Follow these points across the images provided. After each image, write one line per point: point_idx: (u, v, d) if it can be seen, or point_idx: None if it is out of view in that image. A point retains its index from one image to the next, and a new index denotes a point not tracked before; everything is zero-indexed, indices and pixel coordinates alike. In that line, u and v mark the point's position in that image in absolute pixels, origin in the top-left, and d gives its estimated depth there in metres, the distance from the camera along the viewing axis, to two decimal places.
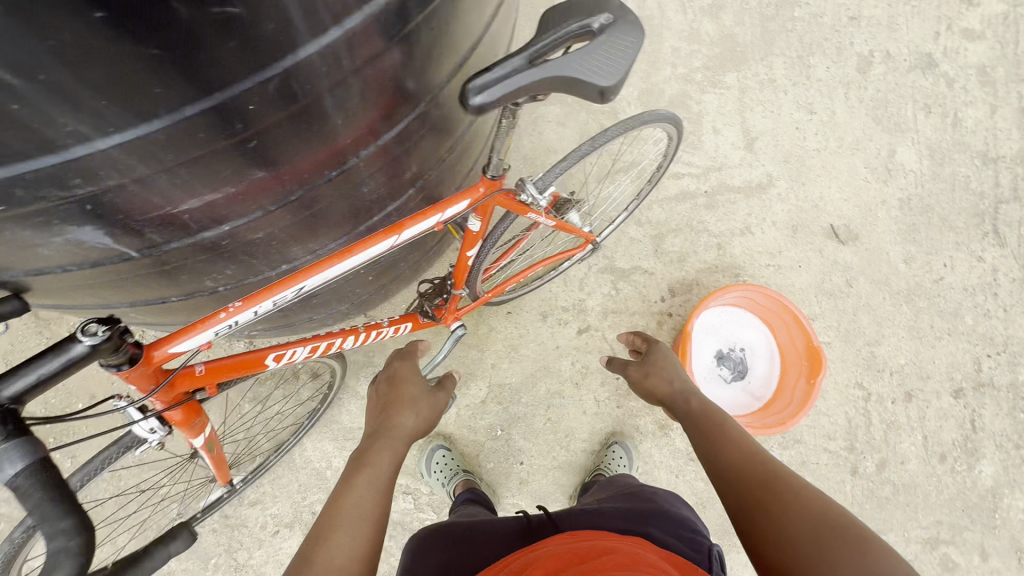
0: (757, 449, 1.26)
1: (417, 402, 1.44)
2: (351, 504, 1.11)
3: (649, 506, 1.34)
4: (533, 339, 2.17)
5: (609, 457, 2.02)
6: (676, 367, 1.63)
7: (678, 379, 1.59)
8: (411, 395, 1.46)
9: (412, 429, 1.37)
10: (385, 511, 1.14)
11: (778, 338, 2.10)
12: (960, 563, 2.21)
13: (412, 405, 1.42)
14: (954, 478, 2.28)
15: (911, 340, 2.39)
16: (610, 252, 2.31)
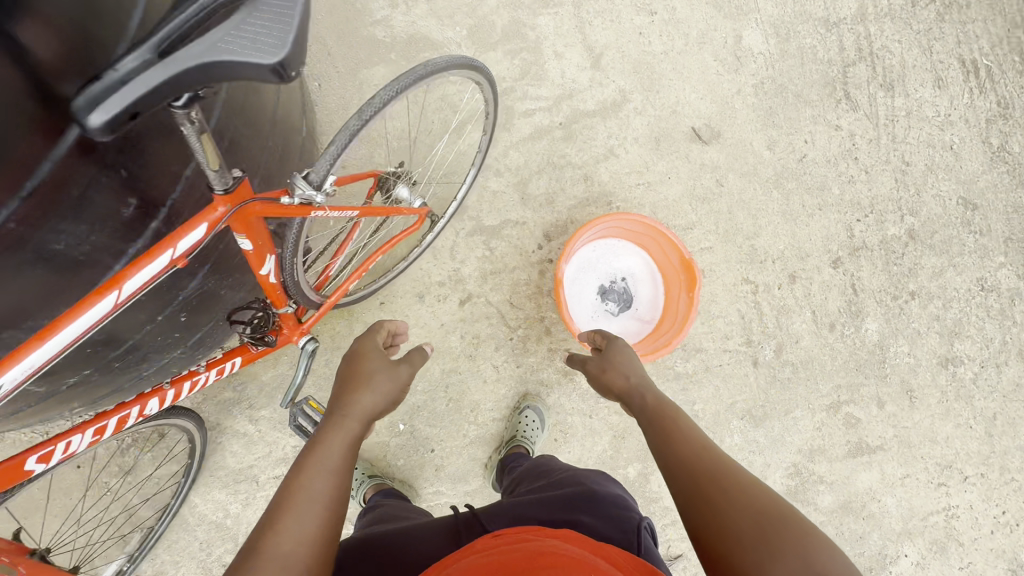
0: (707, 444, 1.30)
1: (387, 376, 1.29)
2: (302, 490, 1.04)
3: (576, 490, 1.28)
4: (415, 323, 2.06)
5: (522, 423, 2.00)
6: (632, 359, 1.64)
7: (634, 371, 1.59)
8: (379, 367, 1.30)
9: (374, 407, 1.23)
10: (340, 497, 1.07)
11: (656, 258, 2.07)
12: (861, 417, 2.37)
13: (380, 378, 1.28)
14: (845, 343, 2.40)
15: (786, 223, 2.43)
16: (475, 212, 2.18)
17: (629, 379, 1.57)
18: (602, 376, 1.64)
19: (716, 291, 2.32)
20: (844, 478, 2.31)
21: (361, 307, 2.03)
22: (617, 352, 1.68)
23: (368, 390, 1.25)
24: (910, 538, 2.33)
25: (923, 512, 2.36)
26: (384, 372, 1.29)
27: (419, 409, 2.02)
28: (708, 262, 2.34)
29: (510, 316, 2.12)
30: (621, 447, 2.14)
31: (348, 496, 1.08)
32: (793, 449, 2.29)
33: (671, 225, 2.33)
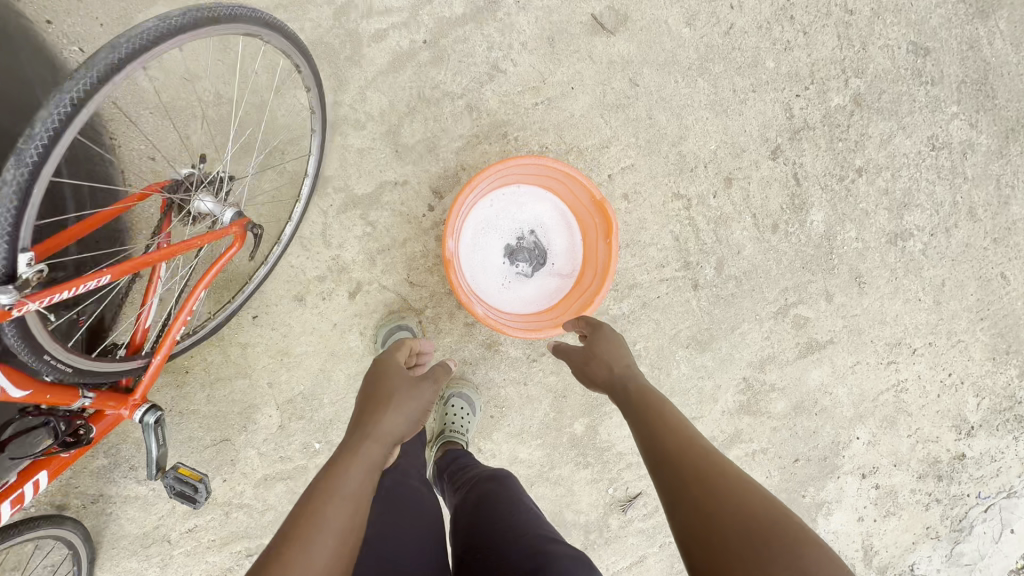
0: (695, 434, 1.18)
1: (415, 403, 1.25)
2: (318, 510, 0.97)
3: None
4: (302, 331, 1.75)
5: (451, 413, 1.82)
6: (618, 348, 1.46)
7: (619, 361, 1.43)
8: (404, 391, 1.25)
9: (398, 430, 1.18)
10: (359, 522, 1.00)
11: (569, 200, 1.75)
12: (810, 315, 2.24)
13: (404, 401, 1.23)
14: (790, 241, 2.19)
15: (717, 116, 2.06)
16: (342, 180, 1.77)
17: (611, 370, 1.40)
18: (585, 367, 1.47)
19: (644, 215, 2.02)
20: (796, 380, 2.25)
21: (232, 327, 1.70)
22: (596, 342, 1.50)
23: (393, 413, 1.19)
24: (862, 421, 2.34)
25: (873, 394, 2.35)
26: (410, 398, 1.24)
27: (332, 423, 1.78)
28: (633, 182, 2.00)
29: (413, 297, 1.82)
30: (564, 407, 1.99)
31: (364, 526, 1.01)
32: (742, 365, 2.18)
33: (584, 147, 1.95)
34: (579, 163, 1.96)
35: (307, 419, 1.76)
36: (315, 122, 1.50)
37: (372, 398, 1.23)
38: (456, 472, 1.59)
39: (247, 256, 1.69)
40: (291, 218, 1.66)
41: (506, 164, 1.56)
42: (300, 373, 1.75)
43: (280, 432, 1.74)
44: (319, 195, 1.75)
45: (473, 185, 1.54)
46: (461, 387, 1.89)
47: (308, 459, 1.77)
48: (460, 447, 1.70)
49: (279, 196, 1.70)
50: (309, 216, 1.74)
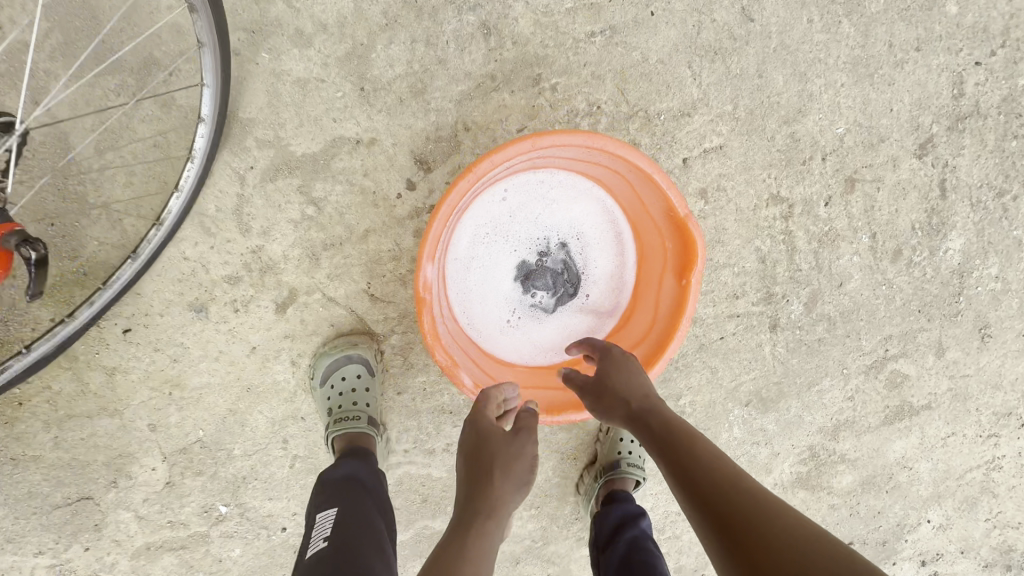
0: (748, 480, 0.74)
1: (531, 450, 0.90)
2: None
3: None
4: (202, 355, 1.17)
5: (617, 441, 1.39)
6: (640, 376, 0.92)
7: (640, 391, 0.90)
8: (514, 442, 0.90)
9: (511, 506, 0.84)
10: None
11: (628, 204, 1.13)
12: (911, 373, 1.68)
13: (518, 455, 0.88)
14: (910, 275, 1.56)
15: (856, 83, 1.37)
16: (271, 130, 1.11)
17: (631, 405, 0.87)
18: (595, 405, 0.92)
19: (725, 223, 1.39)
20: (872, 451, 1.72)
21: (93, 343, 1.12)
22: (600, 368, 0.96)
23: (505, 478, 0.86)
24: (938, 502, 1.83)
25: (960, 472, 1.81)
26: (525, 445, 0.89)
27: (247, 481, 1.26)
28: (717, 173, 1.34)
29: (374, 317, 1.23)
30: (571, 473, 1.47)
31: None
32: (811, 430, 1.64)
33: (655, 112, 1.27)
34: (643, 137, 1.28)
35: (210, 475, 1.23)
36: (198, 25, 0.85)
37: (482, 452, 0.89)
38: (604, 541, 1.18)
39: (112, 238, 1.07)
40: (180, 186, 1.03)
41: (539, 142, 0.94)
42: (199, 414, 1.20)
43: (169, 491, 1.22)
44: (232, 150, 1.10)
45: (477, 171, 0.92)
46: (434, 444, 1.34)
47: (210, 526, 1.26)
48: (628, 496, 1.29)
49: (164, 146, 1.05)
50: (215, 183, 1.10)
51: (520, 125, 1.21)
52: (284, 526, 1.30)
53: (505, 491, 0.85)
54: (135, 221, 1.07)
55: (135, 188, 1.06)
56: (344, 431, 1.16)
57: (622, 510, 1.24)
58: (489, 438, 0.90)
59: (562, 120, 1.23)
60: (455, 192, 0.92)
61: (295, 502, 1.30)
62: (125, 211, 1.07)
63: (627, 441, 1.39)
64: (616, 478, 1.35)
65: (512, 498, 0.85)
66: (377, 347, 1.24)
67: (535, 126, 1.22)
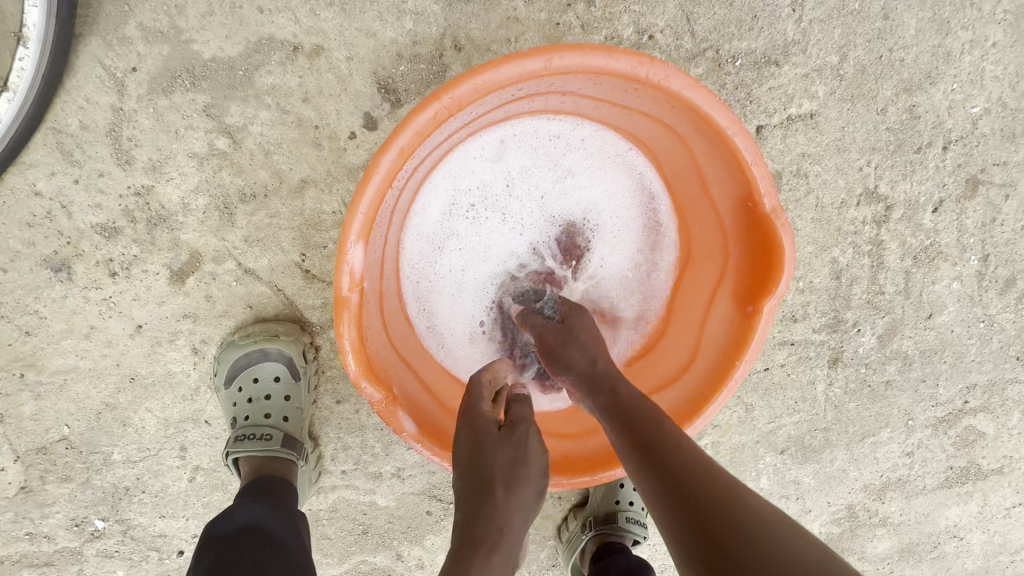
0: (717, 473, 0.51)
1: (540, 447, 0.62)
2: None
3: None
4: (65, 329, 0.85)
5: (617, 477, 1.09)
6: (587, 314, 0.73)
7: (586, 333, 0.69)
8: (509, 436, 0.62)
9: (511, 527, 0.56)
10: None
11: (676, 181, 0.77)
12: (988, 432, 1.30)
13: (523, 457, 0.60)
14: (1020, 312, 1.19)
15: (1014, 45, 0.97)
16: (165, 15, 0.75)
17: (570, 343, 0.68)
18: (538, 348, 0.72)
19: (799, 221, 1.02)
20: (920, 516, 1.36)
21: None
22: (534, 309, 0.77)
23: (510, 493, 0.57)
24: None
25: (1017, 546, 1.42)
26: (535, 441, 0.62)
27: (130, 494, 0.96)
28: (799, 152, 0.97)
29: (308, 302, 0.90)
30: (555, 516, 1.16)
31: None
32: (854, 487, 1.31)
33: (730, 55, 0.89)
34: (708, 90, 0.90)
35: (80, 482, 0.94)
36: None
37: (479, 461, 0.59)
38: None
39: None
40: (11, 84, 0.72)
41: (558, 62, 0.56)
42: (63, 405, 0.89)
43: (25, 497, 0.93)
44: (104, 39, 0.74)
45: (449, 100, 0.56)
46: (381, 469, 1.03)
47: (80, 543, 0.97)
48: (620, 553, 0.99)
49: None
50: (78, 87, 0.75)
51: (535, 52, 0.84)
52: (181, 550, 1.01)
53: (514, 507, 0.57)
54: None
55: None
56: (248, 453, 0.85)
57: (623, 567, 0.94)
58: (485, 437, 0.61)
59: None
60: (410, 133, 0.56)
61: (196, 523, 0.99)
62: None
63: (630, 489, 1.08)
64: (609, 524, 1.04)
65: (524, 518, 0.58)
66: (309, 341, 0.91)
67: None
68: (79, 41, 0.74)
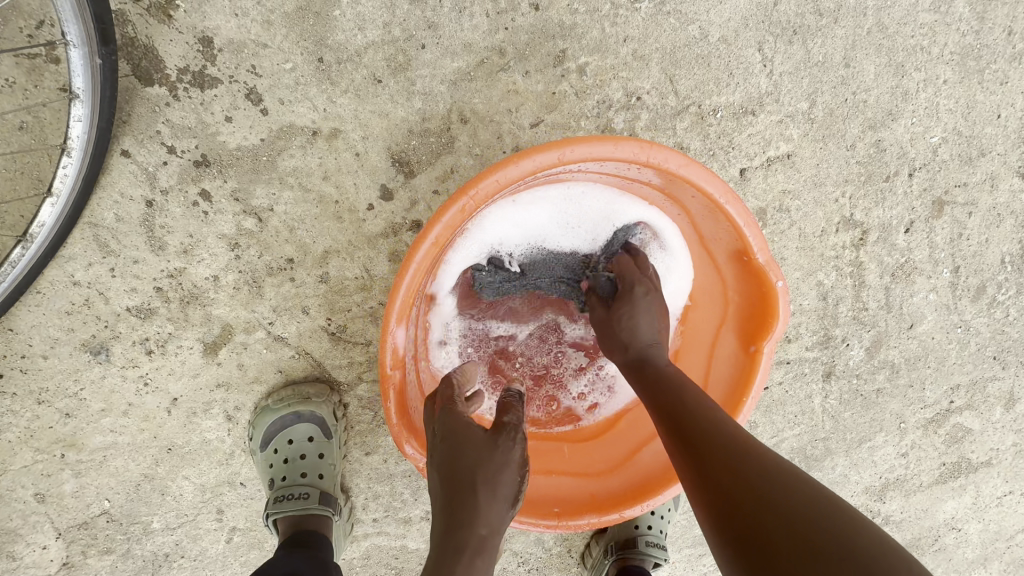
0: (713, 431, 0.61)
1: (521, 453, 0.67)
2: None
3: None
4: (104, 408, 0.89)
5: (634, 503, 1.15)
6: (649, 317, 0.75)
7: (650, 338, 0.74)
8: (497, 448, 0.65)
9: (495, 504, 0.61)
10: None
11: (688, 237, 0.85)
12: (975, 428, 1.38)
13: (506, 462, 0.65)
14: (992, 317, 1.27)
15: (962, 81, 1.08)
16: (193, 112, 0.80)
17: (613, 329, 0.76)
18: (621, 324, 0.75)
19: (785, 251, 1.10)
20: (919, 512, 1.43)
21: None
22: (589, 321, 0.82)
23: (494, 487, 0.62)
24: (984, 565, 1.51)
25: (1012, 532, 1.49)
26: (502, 453, 0.65)
27: (170, 559, 0.99)
28: (780, 189, 1.06)
29: (335, 362, 0.94)
30: (576, 545, 1.20)
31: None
32: (856, 490, 1.38)
33: (712, 108, 0.97)
34: (693, 139, 0.98)
35: (121, 553, 0.97)
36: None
37: (451, 460, 0.63)
38: None
39: None
40: (54, 189, 0.73)
41: (569, 154, 0.64)
42: (103, 481, 0.92)
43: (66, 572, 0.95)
44: (136, 137, 0.80)
45: (471, 196, 0.64)
46: (410, 513, 1.07)
47: None
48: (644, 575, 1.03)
49: (34, 129, 0.75)
50: (113, 182, 0.81)
51: (534, 119, 0.91)
52: None
53: (493, 506, 0.61)
54: None
55: None
56: (286, 513, 0.88)
57: None
58: (466, 434, 0.66)
59: (590, 113, 0.93)
60: (441, 225, 0.64)
61: None
62: None
63: (647, 514, 1.12)
64: (630, 548, 1.09)
65: (504, 509, 0.62)
66: (338, 400, 0.95)
67: (554, 121, 0.92)
68: (112, 142, 0.79)
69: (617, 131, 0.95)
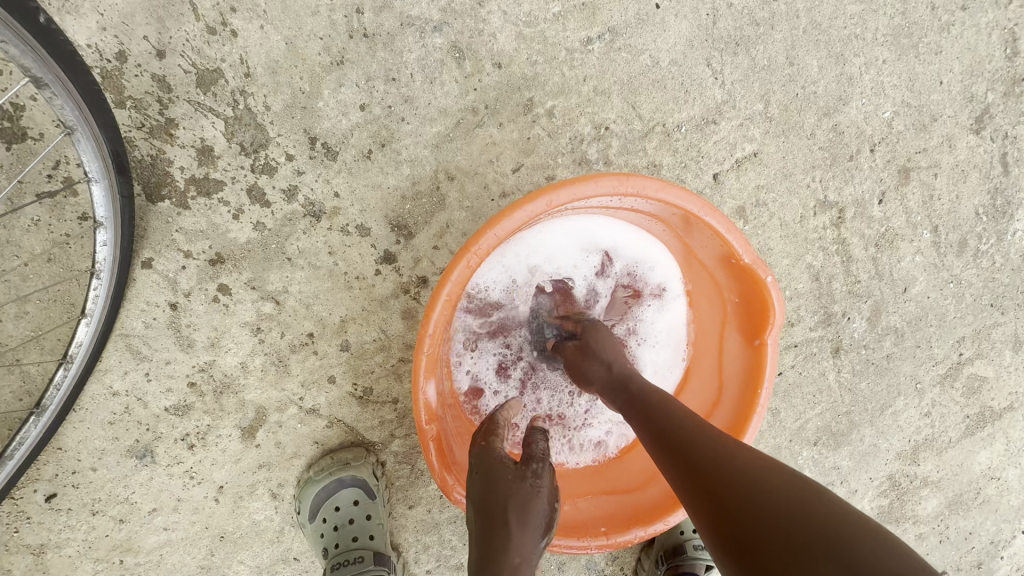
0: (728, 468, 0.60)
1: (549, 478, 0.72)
2: None
3: None
4: (156, 508, 0.92)
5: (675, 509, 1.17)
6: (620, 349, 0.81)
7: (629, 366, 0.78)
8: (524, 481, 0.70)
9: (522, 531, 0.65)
10: None
11: (677, 256, 0.92)
12: (989, 375, 1.41)
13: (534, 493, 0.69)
14: (980, 267, 1.32)
15: (899, 58, 1.16)
16: (203, 216, 0.86)
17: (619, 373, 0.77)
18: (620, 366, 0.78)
19: (771, 242, 1.16)
20: (955, 468, 1.45)
21: (9, 521, 0.87)
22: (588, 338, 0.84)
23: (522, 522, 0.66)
24: None
25: None
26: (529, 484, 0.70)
27: None
28: (753, 186, 1.12)
29: (367, 424, 0.98)
30: (628, 562, 1.20)
31: None
32: (889, 457, 1.40)
33: (675, 124, 1.04)
34: (665, 156, 1.05)
35: None
36: (57, 104, 0.63)
37: (487, 494, 0.68)
38: None
39: (14, 388, 0.82)
40: (88, 311, 0.78)
41: (556, 199, 0.70)
42: None
43: None
44: (155, 248, 0.86)
45: (475, 252, 0.70)
46: (461, 558, 1.08)
47: None
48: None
49: (62, 259, 0.81)
50: (139, 293, 0.86)
51: (515, 164, 0.97)
52: None
53: (525, 538, 0.65)
54: (40, 361, 0.82)
55: (32, 320, 0.81)
56: None
57: None
58: (495, 470, 0.70)
59: (565, 149, 0.99)
60: (452, 283, 0.70)
61: None
62: (25, 350, 0.82)
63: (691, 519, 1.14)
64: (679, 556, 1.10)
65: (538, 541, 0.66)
66: (376, 460, 0.99)
67: (533, 163, 0.98)
68: (133, 256, 0.85)
69: (593, 161, 1.01)
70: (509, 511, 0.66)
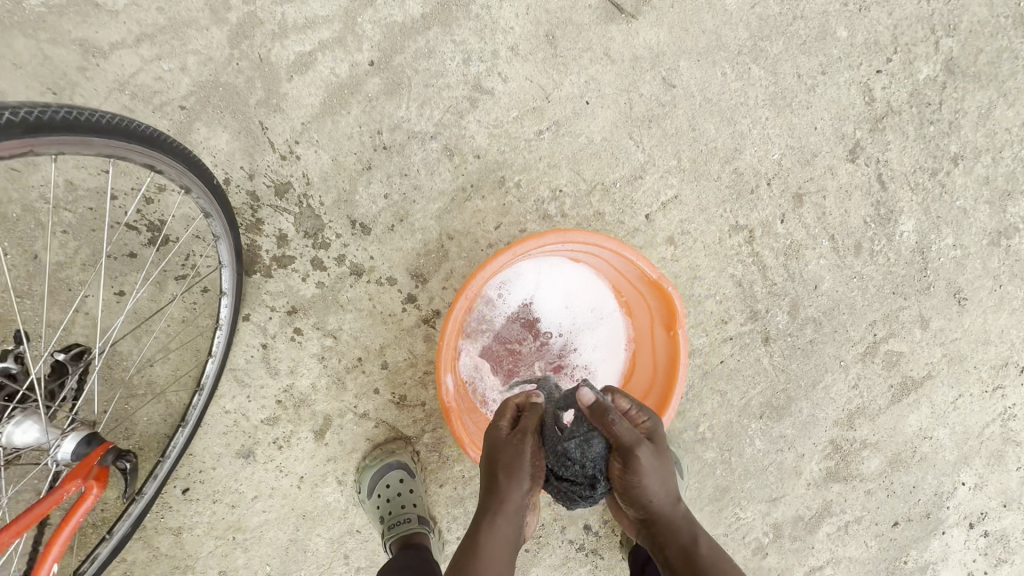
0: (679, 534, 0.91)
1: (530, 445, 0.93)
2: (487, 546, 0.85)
3: None
4: (257, 494, 1.26)
5: None
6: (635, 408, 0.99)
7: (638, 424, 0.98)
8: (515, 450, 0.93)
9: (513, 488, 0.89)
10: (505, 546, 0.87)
11: (615, 279, 1.28)
12: (904, 350, 1.72)
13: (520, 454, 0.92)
14: (876, 263, 1.66)
15: (778, 115, 1.54)
16: (282, 282, 1.24)
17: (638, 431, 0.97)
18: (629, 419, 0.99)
19: (697, 260, 1.53)
20: (889, 430, 1.75)
21: (157, 509, 1.23)
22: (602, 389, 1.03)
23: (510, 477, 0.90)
24: (966, 462, 1.79)
25: (978, 429, 1.77)
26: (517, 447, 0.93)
27: None
28: (678, 220, 1.49)
29: (404, 422, 1.33)
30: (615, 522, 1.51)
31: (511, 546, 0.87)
32: (828, 425, 1.71)
33: (612, 182, 1.42)
34: (606, 206, 1.43)
35: None
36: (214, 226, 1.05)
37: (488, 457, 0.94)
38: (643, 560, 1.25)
39: (162, 411, 1.19)
40: (213, 351, 1.15)
41: (517, 252, 1.07)
42: (263, 550, 1.28)
43: None
44: (250, 306, 1.23)
45: (467, 293, 1.07)
46: None
47: None
48: None
49: (191, 318, 1.18)
50: (241, 339, 1.24)
51: (496, 223, 1.35)
52: None
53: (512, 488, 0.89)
54: (179, 390, 1.19)
55: (173, 362, 1.19)
56: (397, 536, 1.23)
57: None
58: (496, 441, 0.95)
59: (532, 209, 1.37)
60: (455, 313, 1.07)
61: None
62: (169, 383, 1.19)
63: None
64: None
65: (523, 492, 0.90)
66: (412, 449, 1.33)
67: (509, 221, 1.36)
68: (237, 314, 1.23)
69: (553, 215, 1.39)
70: (499, 468, 0.91)
